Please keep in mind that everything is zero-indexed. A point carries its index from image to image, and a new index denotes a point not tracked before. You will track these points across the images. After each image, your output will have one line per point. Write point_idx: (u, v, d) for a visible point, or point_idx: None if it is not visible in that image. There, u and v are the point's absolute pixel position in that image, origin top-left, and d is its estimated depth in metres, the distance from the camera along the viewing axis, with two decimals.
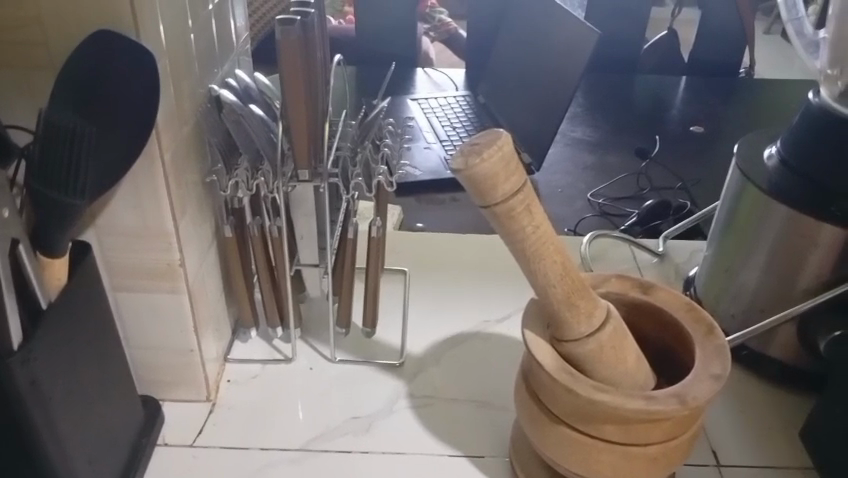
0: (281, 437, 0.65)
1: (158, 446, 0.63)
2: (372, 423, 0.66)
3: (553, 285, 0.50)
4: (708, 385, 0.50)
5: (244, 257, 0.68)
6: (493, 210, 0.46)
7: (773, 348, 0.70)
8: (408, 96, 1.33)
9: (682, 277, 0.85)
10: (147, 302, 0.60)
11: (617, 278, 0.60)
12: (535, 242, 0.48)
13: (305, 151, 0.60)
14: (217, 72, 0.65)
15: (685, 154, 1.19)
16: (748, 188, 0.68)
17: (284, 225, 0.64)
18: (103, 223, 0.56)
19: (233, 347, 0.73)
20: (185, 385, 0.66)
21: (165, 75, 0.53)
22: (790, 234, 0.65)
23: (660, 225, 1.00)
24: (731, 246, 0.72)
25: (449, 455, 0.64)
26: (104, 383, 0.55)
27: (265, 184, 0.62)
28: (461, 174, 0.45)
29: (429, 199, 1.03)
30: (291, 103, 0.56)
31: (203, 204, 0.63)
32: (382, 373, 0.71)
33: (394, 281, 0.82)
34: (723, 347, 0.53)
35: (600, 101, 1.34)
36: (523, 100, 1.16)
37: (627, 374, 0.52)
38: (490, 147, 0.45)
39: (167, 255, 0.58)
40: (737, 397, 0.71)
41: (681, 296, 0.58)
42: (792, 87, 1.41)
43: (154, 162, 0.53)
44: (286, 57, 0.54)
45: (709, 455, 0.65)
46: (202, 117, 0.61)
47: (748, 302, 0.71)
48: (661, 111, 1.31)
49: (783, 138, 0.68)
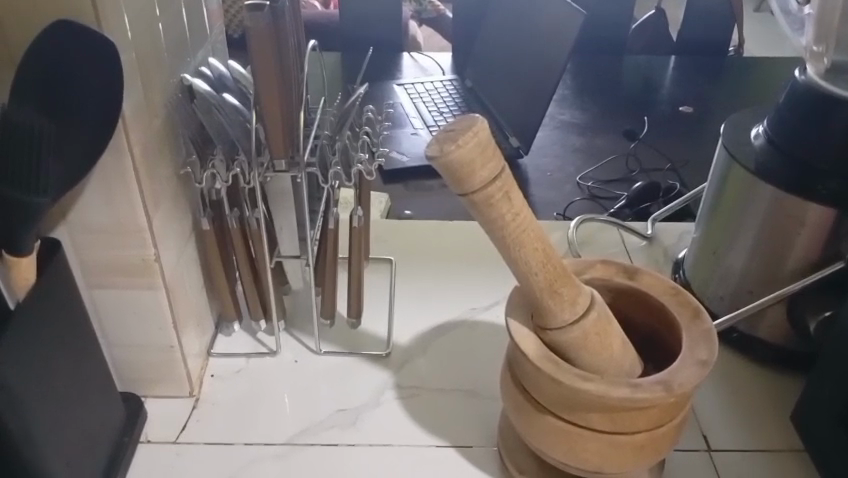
0: (266, 431, 0.64)
1: (141, 444, 0.62)
2: (359, 415, 0.65)
3: (535, 273, 0.49)
4: (694, 371, 0.49)
5: (224, 250, 0.66)
6: (471, 198, 0.45)
7: (763, 329, 0.69)
8: (394, 82, 1.31)
9: (671, 259, 0.84)
10: (124, 298, 0.59)
11: (601, 263, 0.59)
12: (515, 229, 0.47)
13: (281, 141, 0.58)
14: (189, 61, 0.64)
15: (674, 135, 1.18)
16: (735, 168, 0.67)
17: (263, 217, 0.63)
18: (74, 219, 0.55)
19: (216, 342, 0.72)
20: (166, 382, 0.65)
21: (131, 66, 0.51)
22: (778, 215, 0.64)
23: (650, 207, 0.99)
24: (719, 227, 0.71)
25: (436, 446, 0.63)
26: (80, 383, 0.54)
27: (241, 176, 0.61)
28: (436, 162, 0.44)
29: (416, 186, 1.02)
30: (264, 91, 0.55)
31: (179, 197, 0.62)
32: (369, 364, 0.70)
33: (380, 270, 0.81)
34: (710, 332, 0.52)
35: (588, 83, 1.32)
36: (509, 83, 1.15)
37: (612, 360, 0.51)
38: (466, 133, 0.44)
39: (142, 251, 0.56)
40: (727, 379, 0.70)
41: (667, 280, 0.57)
42: (782, 64, 1.40)
43: (123, 157, 0.52)
44: (257, 45, 0.53)
45: (699, 440, 0.64)
46: (174, 109, 0.60)
47: (737, 283, 0.70)
48: (650, 92, 1.30)
49: (769, 117, 0.67)
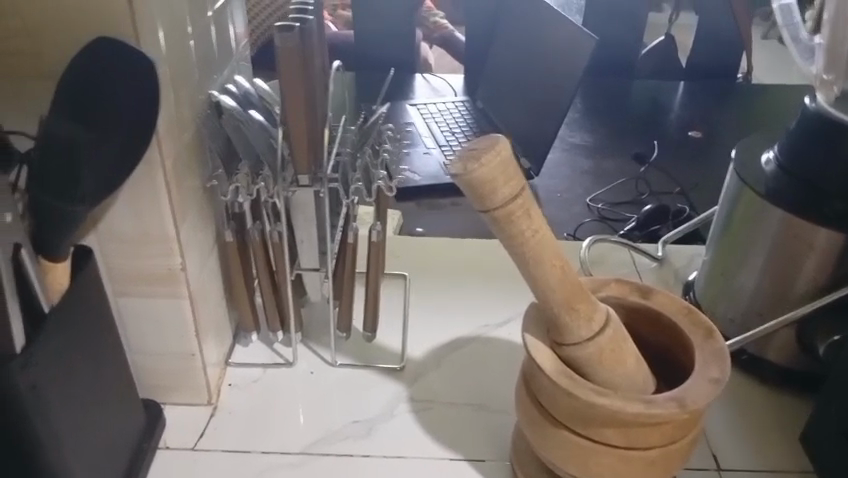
0: (282, 441, 0.65)
1: (160, 450, 0.64)
2: (373, 426, 0.66)
3: (553, 289, 0.50)
4: (707, 389, 0.50)
5: (245, 262, 0.68)
6: (492, 214, 0.47)
7: (772, 351, 0.70)
8: (407, 101, 1.33)
9: (681, 281, 0.86)
10: (149, 306, 0.61)
11: (615, 282, 0.60)
12: (533, 246, 0.48)
13: (305, 156, 0.60)
14: (216, 77, 0.66)
15: (683, 158, 1.20)
16: (746, 192, 0.69)
17: (284, 230, 0.64)
18: (104, 228, 0.57)
19: (233, 352, 0.73)
20: (186, 390, 0.66)
21: (165, 81, 0.53)
22: (787, 239, 0.65)
23: (659, 229, 1.00)
24: (729, 250, 0.72)
25: (449, 459, 0.64)
26: (104, 387, 0.55)
27: (265, 189, 0.63)
28: (460, 179, 0.45)
29: (428, 204, 1.04)
30: (291, 107, 0.56)
31: (204, 209, 0.63)
32: (383, 377, 0.71)
33: (394, 285, 0.83)
34: (722, 350, 0.53)
35: (598, 107, 1.34)
36: (521, 104, 1.17)
37: (626, 377, 0.52)
38: (489, 152, 0.45)
39: (168, 260, 0.58)
40: (737, 400, 0.71)
41: (679, 300, 0.59)
42: (790, 91, 1.41)
43: (155, 168, 0.53)
44: (285, 64, 0.54)
45: (709, 459, 0.65)
46: (202, 123, 0.62)
47: (747, 305, 0.71)
48: (659, 116, 1.32)
49: (779, 143, 0.69)
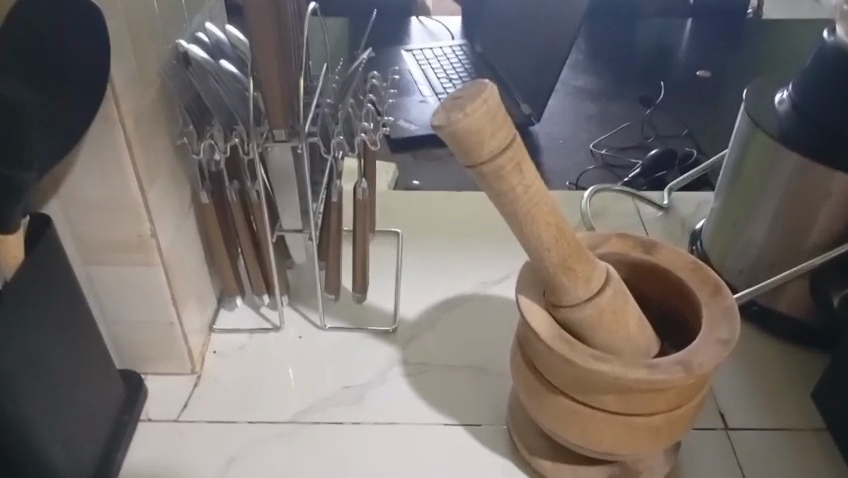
0: (270, 409, 0.62)
1: (142, 422, 0.61)
2: (365, 392, 0.64)
3: (548, 248, 0.46)
4: (715, 352, 0.46)
5: (224, 224, 0.64)
6: (480, 170, 0.43)
7: (784, 304, 0.66)
8: (401, 47, 1.27)
9: (688, 231, 0.82)
10: (122, 274, 0.57)
11: (617, 237, 0.56)
12: (526, 203, 0.44)
13: (280, 109, 0.56)
14: (185, 26, 0.61)
15: (691, 100, 1.14)
16: (758, 136, 0.64)
17: (263, 189, 0.60)
18: (66, 193, 0.53)
19: (219, 317, 0.70)
20: (167, 359, 0.63)
21: (122, 32, 0.49)
22: (802, 185, 0.61)
23: (666, 176, 0.96)
24: (739, 197, 0.68)
25: (444, 425, 0.61)
26: (75, 362, 0.52)
27: (240, 146, 0.58)
28: (443, 131, 0.41)
29: (424, 155, 0.99)
30: (261, 57, 0.52)
31: (176, 170, 0.59)
32: (375, 340, 0.68)
33: (387, 243, 0.79)
34: (732, 309, 0.49)
35: (602, 48, 1.28)
36: (520, 47, 1.11)
37: (628, 340, 0.49)
38: (475, 100, 0.41)
39: (138, 226, 0.54)
40: (746, 354, 0.68)
41: (686, 255, 0.55)
42: (803, 26, 1.34)
43: (114, 127, 0.49)
44: (252, 7, 0.50)
45: (717, 418, 0.62)
46: (169, 77, 0.57)
47: (759, 256, 0.67)
48: (666, 56, 1.26)
49: (794, 81, 0.64)
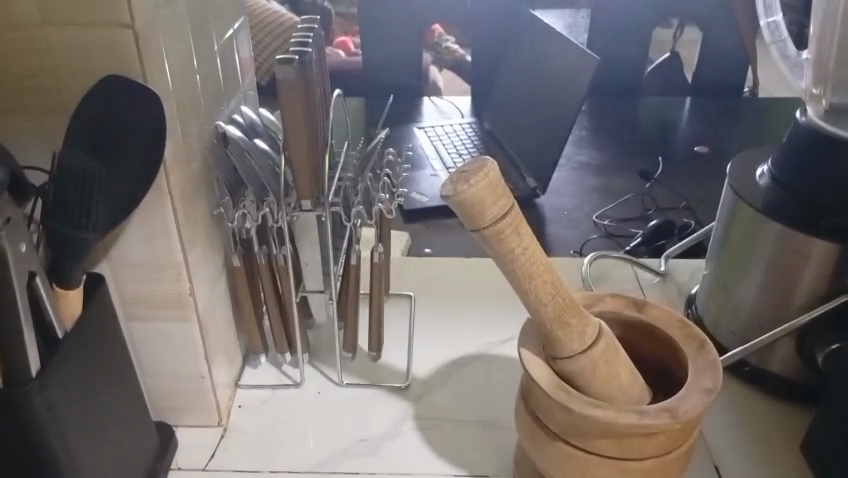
0: (290, 459, 0.67)
1: (172, 470, 0.66)
2: (379, 444, 0.68)
3: (545, 304, 0.51)
4: (699, 399, 0.51)
5: (252, 286, 0.70)
6: (484, 234, 0.49)
7: (773, 362, 0.71)
8: (415, 125, 1.36)
9: (684, 295, 0.87)
10: (161, 330, 0.63)
11: (611, 297, 0.61)
12: (525, 263, 0.50)
13: (307, 181, 0.62)
14: (223, 109, 0.68)
15: (688, 174, 1.21)
16: (741, 206, 0.70)
17: (290, 253, 0.66)
18: (116, 255, 0.59)
19: (244, 374, 0.75)
20: (197, 411, 0.68)
21: (172, 115, 0.56)
22: (783, 250, 0.67)
23: (665, 244, 1.01)
24: (728, 262, 0.73)
25: (454, 475, 0.65)
26: (117, 409, 0.57)
27: (270, 215, 0.65)
28: (451, 200, 0.47)
29: (436, 225, 1.06)
30: (292, 136, 0.59)
31: (212, 236, 0.66)
32: (389, 395, 0.73)
33: (401, 305, 0.84)
34: (715, 361, 0.54)
35: (603, 125, 1.36)
36: (526, 125, 1.19)
37: (621, 389, 0.54)
38: (478, 174, 0.47)
39: (177, 285, 0.60)
40: (739, 410, 0.72)
41: (674, 313, 0.60)
42: (795, 105, 1.42)
43: (162, 197, 0.56)
44: (286, 95, 0.57)
45: (711, 470, 0.66)
46: (209, 154, 0.64)
47: (748, 317, 0.72)
48: (665, 133, 1.33)
49: (774, 156, 0.70)
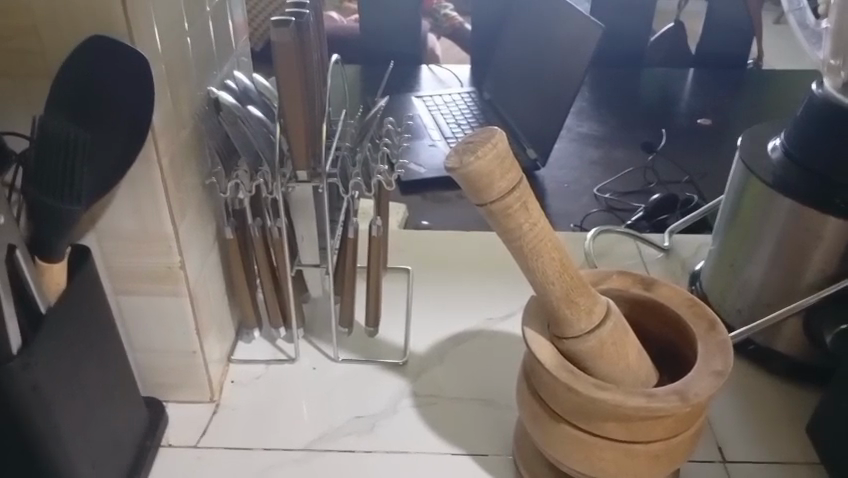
0: (285, 437, 0.65)
1: (163, 447, 0.64)
2: (376, 423, 0.66)
3: (552, 282, 0.49)
4: (709, 382, 0.49)
5: (245, 259, 0.67)
6: (490, 209, 0.46)
7: (779, 342, 0.69)
8: (412, 93, 1.32)
9: (688, 271, 0.85)
10: (150, 305, 0.60)
11: (618, 275, 0.59)
12: (532, 239, 0.48)
13: (303, 151, 0.59)
14: (215, 74, 0.65)
15: (692, 147, 1.18)
16: (752, 181, 0.68)
17: (284, 226, 0.64)
18: (102, 226, 0.56)
19: (237, 348, 0.73)
20: (189, 387, 0.66)
21: (161, 80, 0.53)
22: (795, 228, 0.64)
23: (667, 219, 0.99)
24: (736, 239, 0.71)
25: (452, 454, 0.64)
26: (106, 387, 0.55)
27: (264, 185, 0.62)
28: (456, 173, 0.45)
29: (434, 196, 1.03)
30: (287, 103, 0.56)
31: (203, 206, 0.63)
32: (386, 372, 0.71)
33: (399, 280, 0.82)
34: (726, 343, 0.52)
35: (606, 96, 1.33)
36: (527, 95, 1.16)
37: (628, 371, 0.52)
38: (485, 145, 0.45)
39: (167, 258, 0.58)
40: (743, 390, 0.70)
41: (683, 292, 0.58)
42: (800, 78, 1.39)
43: (152, 167, 0.53)
44: (282, 60, 0.54)
45: (715, 451, 0.64)
46: (200, 121, 0.61)
47: (755, 296, 0.70)
48: (668, 105, 1.30)
49: (787, 130, 0.68)
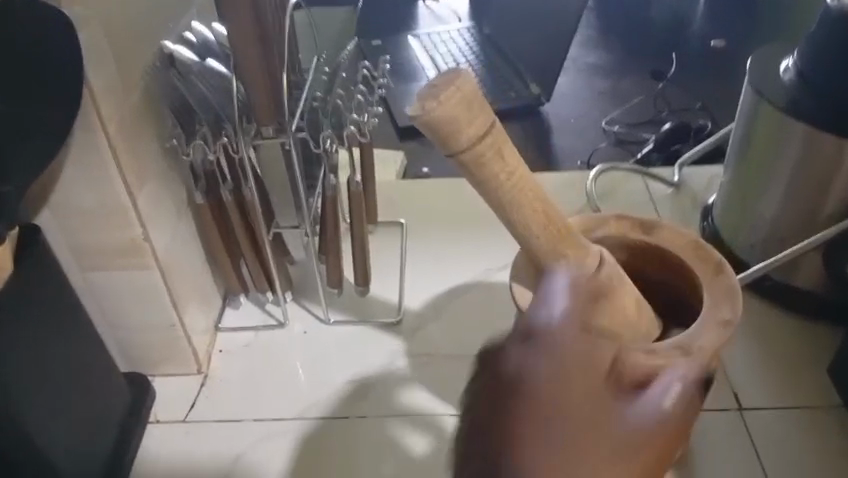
0: (276, 407, 0.62)
1: (150, 424, 0.62)
2: (369, 387, 0.63)
3: (536, 235, 0.45)
4: (715, 334, 0.45)
5: (221, 226, 0.63)
6: (460, 159, 0.42)
7: (797, 278, 0.64)
8: (407, 33, 1.26)
9: (701, 206, 0.80)
10: (120, 280, 0.57)
11: (615, 220, 0.54)
12: (512, 192, 0.44)
13: (265, 104, 0.56)
14: (171, 27, 0.60)
15: (704, 72, 1.11)
16: (763, 106, 0.61)
17: (256, 187, 0.59)
18: (57, 199, 0.52)
19: (224, 316, 0.70)
20: (173, 360, 0.64)
21: (100, 39, 0.48)
22: (809, 155, 0.59)
23: (679, 149, 0.94)
24: (748, 171, 0.66)
25: (450, 416, 0.61)
26: (77, 369, 0.53)
27: (229, 145, 0.57)
28: (418, 121, 0.39)
29: (430, 142, 0.98)
30: (241, 49, 0.53)
31: (167, 172, 0.59)
32: (380, 332, 0.68)
33: (393, 233, 0.78)
34: (735, 288, 0.48)
35: (611, 22, 1.25)
36: (525, 27, 1.09)
37: (628, 324, 0.48)
38: (449, 88, 0.39)
39: (129, 231, 0.54)
40: (760, 331, 0.66)
41: (686, 234, 0.53)
42: None
43: (94, 134, 0.49)
44: (228, 1, 0.51)
45: (729, 398, 0.61)
46: (152, 79, 0.56)
47: (768, 230, 0.66)
48: (678, 27, 1.22)
49: (800, 48, 0.61)
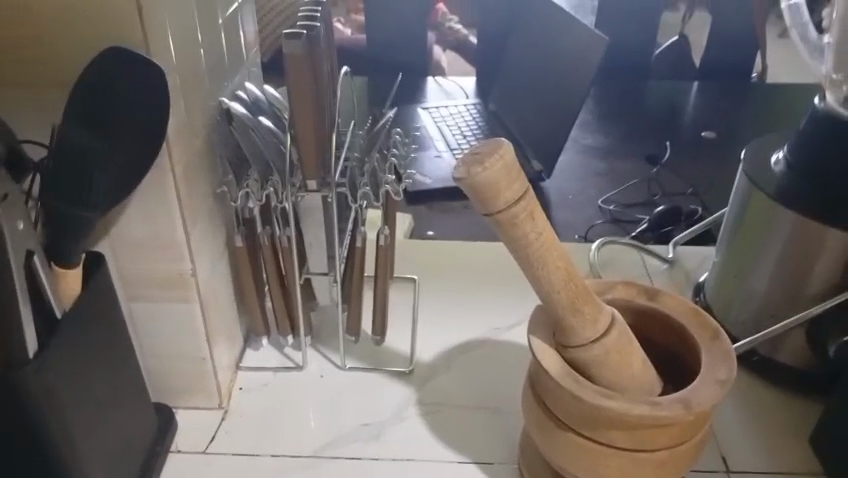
0: (293, 443, 0.66)
1: (172, 453, 0.64)
2: (382, 430, 0.67)
3: (557, 291, 0.50)
4: (713, 391, 0.50)
5: (255, 267, 0.68)
6: (496, 218, 0.47)
7: (783, 352, 0.70)
8: (419, 105, 1.33)
9: (692, 283, 0.86)
10: (161, 310, 0.61)
11: (622, 284, 0.60)
12: (538, 248, 0.48)
13: (313, 161, 0.61)
14: (227, 84, 0.66)
15: (696, 160, 1.19)
16: (755, 193, 0.68)
17: (294, 234, 0.65)
18: (116, 234, 0.57)
19: (245, 356, 0.74)
20: (197, 393, 0.67)
21: (175, 91, 0.54)
22: (797, 239, 0.65)
23: (671, 231, 1.01)
24: (740, 251, 0.72)
25: (458, 462, 0.64)
26: (117, 391, 0.56)
27: (274, 194, 0.63)
28: (463, 182, 0.46)
29: (439, 207, 1.04)
30: (299, 113, 0.57)
31: (214, 214, 0.64)
32: (392, 380, 0.72)
33: (405, 288, 0.83)
34: (730, 352, 0.53)
35: (610, 108, 1.34)
36: (532, 107, 1.17)
37: (633, 379, 0.53)
38: (493, 155, 0.46)
39: (179, 265, 0.59)
40: (747, 401, 0.71)
41: (687, 302, 0.58)
42: (804, 92, 1.39)
43: (165, 175, 0.54)
44: (293, 73, 0.55)
45: (718, 461, 0.65)
46: (211, 130, 0.62)
47: (758, 308, 0.71)
48: (672, 118, 1.31)
49: (790, 143, 0.68)
